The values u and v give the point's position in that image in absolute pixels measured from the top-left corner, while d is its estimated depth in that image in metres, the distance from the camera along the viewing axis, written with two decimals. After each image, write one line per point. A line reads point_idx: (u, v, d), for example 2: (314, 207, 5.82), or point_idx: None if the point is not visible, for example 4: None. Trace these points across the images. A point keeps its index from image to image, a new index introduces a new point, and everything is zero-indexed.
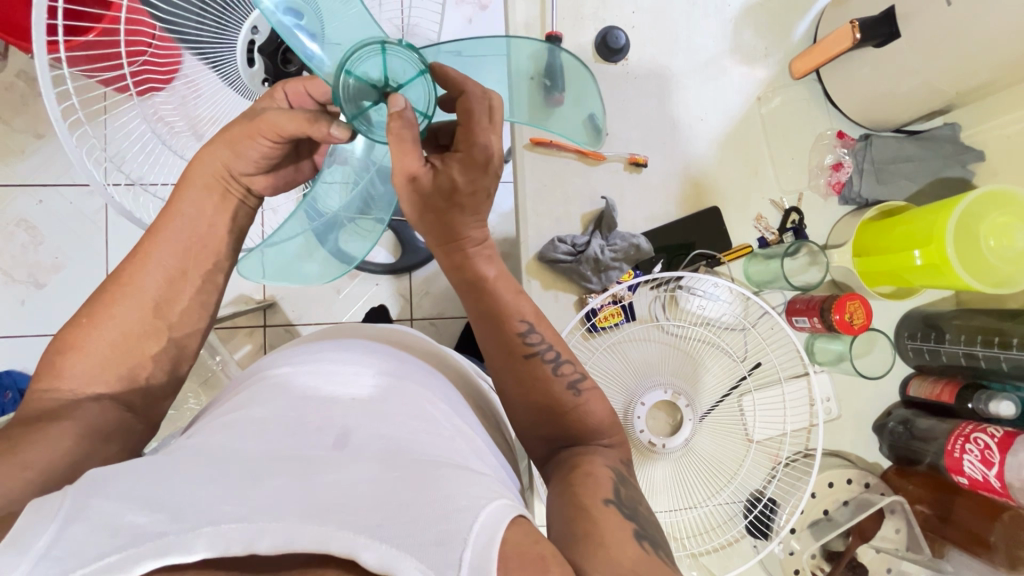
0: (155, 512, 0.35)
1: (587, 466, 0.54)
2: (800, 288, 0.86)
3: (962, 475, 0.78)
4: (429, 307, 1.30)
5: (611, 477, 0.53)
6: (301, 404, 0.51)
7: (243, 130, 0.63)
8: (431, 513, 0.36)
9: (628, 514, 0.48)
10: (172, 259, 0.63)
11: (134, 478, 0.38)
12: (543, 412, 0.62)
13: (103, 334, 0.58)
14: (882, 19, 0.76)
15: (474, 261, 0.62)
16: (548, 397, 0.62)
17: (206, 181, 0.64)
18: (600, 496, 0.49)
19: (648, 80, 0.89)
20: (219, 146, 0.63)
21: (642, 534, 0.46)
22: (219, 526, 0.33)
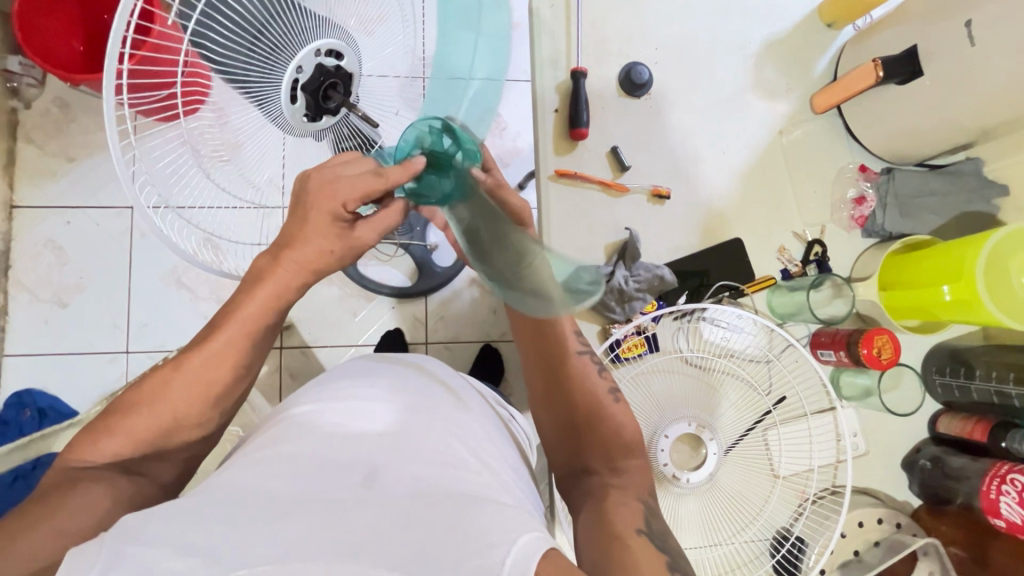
0: (189, 556, 0.35)
1: (615, 497, 0.56)
2: (824, 321, 0.87)
3: (999, 517, 0.75)
4: (443, 331, 1.31)
5: (641, 510, 0.54)
6: (327, 442, 0.50)
7: (329, 246, 0.63)
8: (463, 549, 0.36)
9: (660, 545, 0.50)
10: (246, 357, 0.64)
11: (168, 520, 0.38)
12: (582, 417, 0.63)
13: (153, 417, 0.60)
14: (904, 57, 0.77)
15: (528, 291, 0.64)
16: (591, 398, 0.64)
17: (290, 288, 0.64)
18: (634, 526, 0.52)
19: (670, 114, 0.90)
20: (303, 262, 0.63)
21: (675, 567, 0.48)
22: (253, 569, 0.34)
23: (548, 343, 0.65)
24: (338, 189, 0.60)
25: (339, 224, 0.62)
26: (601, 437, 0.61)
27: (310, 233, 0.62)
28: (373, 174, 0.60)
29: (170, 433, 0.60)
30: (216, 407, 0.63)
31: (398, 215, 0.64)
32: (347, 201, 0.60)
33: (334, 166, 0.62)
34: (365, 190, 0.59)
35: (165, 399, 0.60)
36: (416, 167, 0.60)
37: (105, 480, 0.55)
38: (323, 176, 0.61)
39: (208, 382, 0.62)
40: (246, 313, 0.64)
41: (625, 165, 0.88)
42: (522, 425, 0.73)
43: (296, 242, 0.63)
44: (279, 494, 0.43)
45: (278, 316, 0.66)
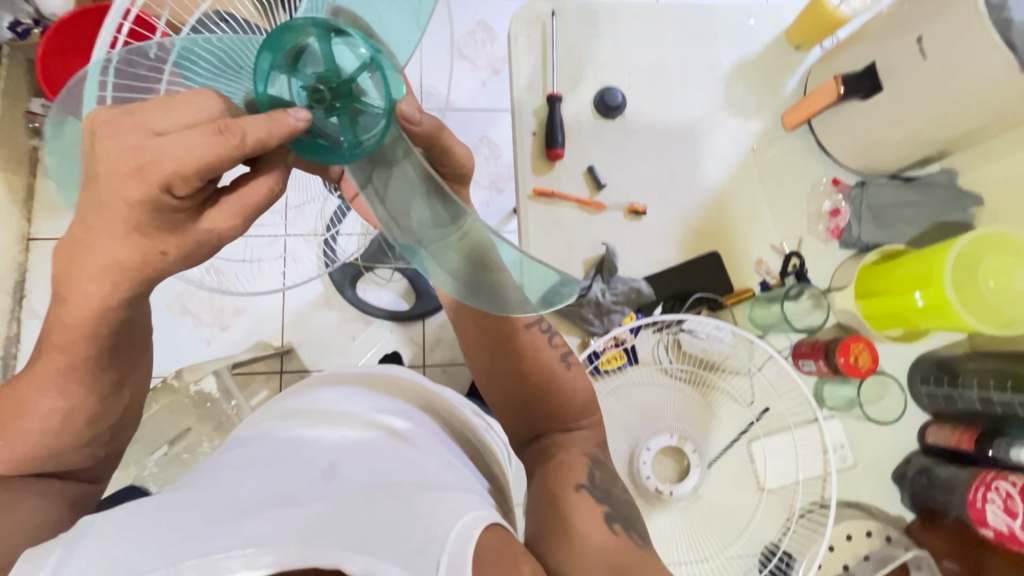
0: (142, 553, 0.36)
1: (561, 455, 0.57)
2: (804, 330, 0.89)
3: (987, 526, 0.74)
4: (441, 354, 1.26)
5: (585, 462, 0.56)
6: (290, 445, 0.52)
7: (153, 243, 0.44)
8: (413, 525, 0.38)
9: (600, 498, 0.53)
10: (104, 380, 0.56)
11: (128, 525, 0.39)
12: (539, 387, 0.61)
13: (46, 425, 0.54)
14: (864, 74, 0.81)
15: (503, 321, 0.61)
16: (542, 368, 0.62)
17: (107, 305, 0.48)
18: (572, 480, 0.54)
19: (646, 134, 0.94)
20: (115, 267, 0.45)
21: (613, 517, 0.51)
22: (207, 557, 0.35)
23: (515, 372, 0.61)
24: (155, 164, 0.39)
25: (164, 213, 0.42)
26: (559, 405, 0.61)
27: (107, 225, 0.43)
28: (211, 131, 0.38)
29: (54, 456, 0.56)
30: (92, 426, 0.57)
31: (274, 182, 0.45)
32: (173, 180, 0.40)
33: (147, 119, 0.40)
34: (203, 160, 0.38)
35: (23, 431, 0.54)
36: (296, 126, 0.40)
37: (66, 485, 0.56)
38: (132, 142, 0.40)
39: (64, 413, 0.55)
40: (77, 346, 0.52)
41: (601, 183, 0.91)
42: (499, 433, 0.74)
43: (93, 242, 0.44)
44: (236, 493, 0.43)
45: (115, 339, 0.53)
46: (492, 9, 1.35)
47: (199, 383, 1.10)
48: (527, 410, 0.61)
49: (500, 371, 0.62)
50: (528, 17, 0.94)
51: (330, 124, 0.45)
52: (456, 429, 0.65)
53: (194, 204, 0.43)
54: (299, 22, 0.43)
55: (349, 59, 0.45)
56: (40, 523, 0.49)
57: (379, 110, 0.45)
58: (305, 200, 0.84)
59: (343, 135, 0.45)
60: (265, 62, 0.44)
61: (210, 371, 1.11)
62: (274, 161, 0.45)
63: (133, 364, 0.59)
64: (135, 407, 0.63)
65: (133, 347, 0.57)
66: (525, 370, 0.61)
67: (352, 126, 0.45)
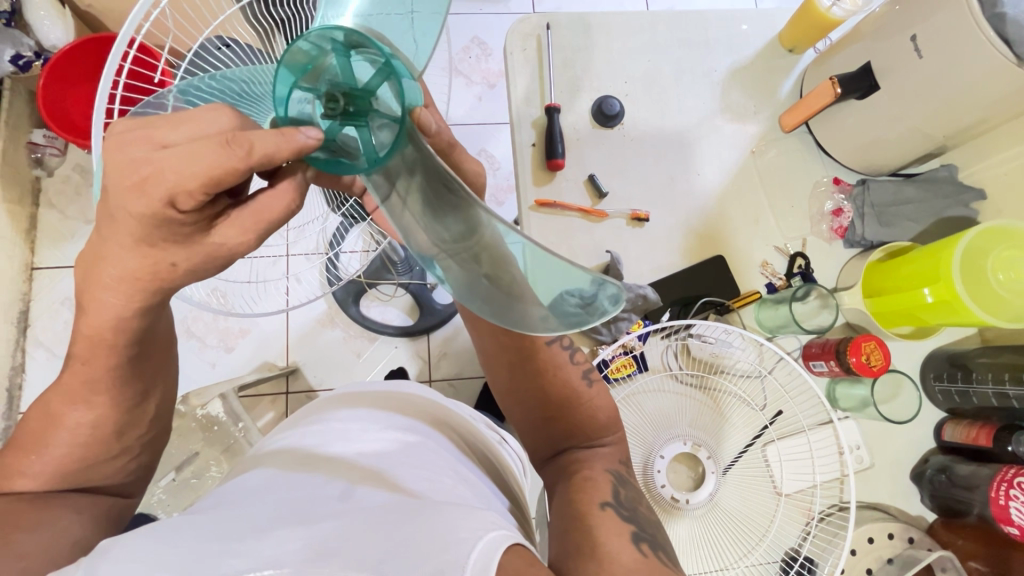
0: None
1: (585, 471, 0.56)
2: (813, 332, 0.86)
3: (1012, 525, 0.72)
4: (448, 368, 1.25)
5: (609, 480, 0.55)
6: (306, 467, 0.51)
7: (162, 255, 0.44)
8: (432, 541, 0.36)
9: (626, 516, 0.50)
10: (129, 391, 0.56)
11: (137, 541, 0.37)
12: (560, 404, 0.61)
13: (75, 430, 0.54)
14: (859, 74, 0.81)
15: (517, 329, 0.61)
16: (564, 386, 0.61)
17: (125, 314, 0.49)
18: (598, 500, 0.52)
19: (645, 140, 0.94)
20: (130, 277, 0.46)
21: (641, 536, 0.49)
22: None
23: (532, 381, 0.61)
24: (156, 177, 0.39)
25: (171, 227, 0.42)
26: (581, 422, 0.60)
27: (122, 237, 0.43)
28: (219, 143, 0.38)
29: (87, 469, 0.55)
30: (122, 437, 0.57)
31: (290, 198, 0.45)
32: (175, 194, 0.39)
33: (154, 130, 0.40)
34: (207, 173, 0.38)
35: (52, 446, 0.53)
36: (306, 143, 0.40)
37: (93, 495, 0.55)
38: (136, 153, 0.40)
39: (94, 423, 0.54)
40: (98, 355, 0.52)
41: (602, 191, 0.91)
42: (513, 447, 0.74)
43: (107, 255, 0.45)
44: (255, 515, 0.42)
45: (137, 347, 0.53)
46: (484, 26, 1.37)
47: (207, 407, 1.07)
48: (549, 426, 0.61)
49: (521, 386, 0.62)
50: (522, 30, 0.95)
51: (347, 137, 0.45)
52: (472, 446, 0.65)
53: (203, 218, 0.43)
54: (316, 39, 0.44)
55: (364, 68, 0.44)
56: (69, 541, 0.46)
57: (393, 115, 0.43)
58: (305, 222, 0.83)
59: (360, 144, 0.45)
60: (288, 83, 0.46)
61: (217, 395, 1.07)
62: (291, 173, 0.45)
63: (154, 374, 0.58)
64: (165, 417, 0.62)
65: (153, 355, 0.57)
66: (543, 377, 0.61)
67: (367, 136, 0.44)
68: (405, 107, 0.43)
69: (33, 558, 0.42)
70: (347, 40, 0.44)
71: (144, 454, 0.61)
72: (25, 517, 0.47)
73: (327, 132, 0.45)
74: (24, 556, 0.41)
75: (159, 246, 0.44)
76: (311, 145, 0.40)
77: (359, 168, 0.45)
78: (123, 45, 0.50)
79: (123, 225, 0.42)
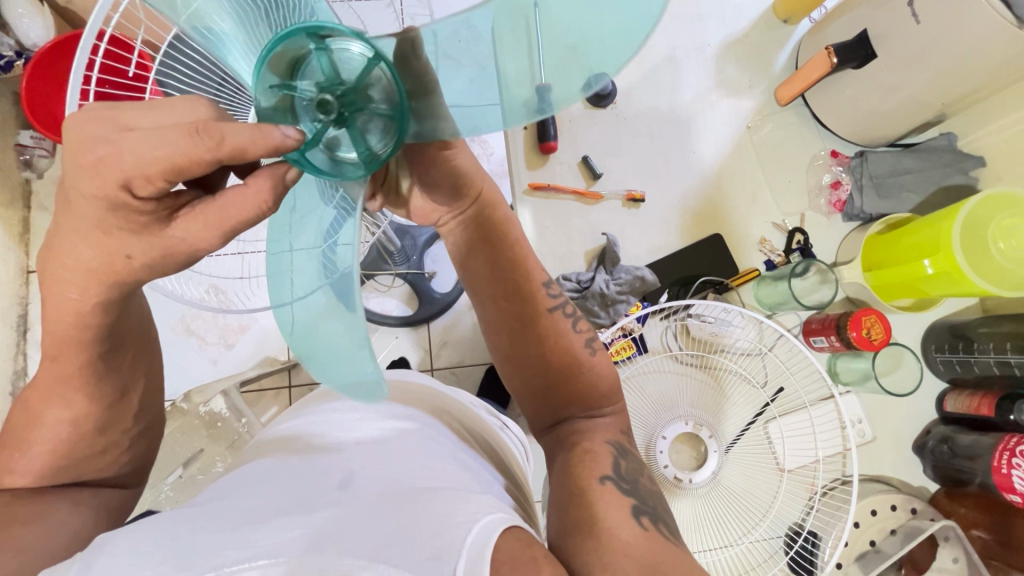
0: (158, 567, 0.32)
1: (584, 443, 0.55)
2: (814, 307, 0.85)
3: (1013, 493, 0.71)
4: (449, 356, 1.18)
5: (609, 452, 0.54)
6: (304, 457, 0.51)
7: (117, 246, 0.41)
8: (426, 528, 0.35)
9: (627, 489, 0.50)
10: (109, 385, 0.53)
11: (127, 536, 0.36)
12: (561, 372, 0.60)
13: (57, 426, 0.51)
14: (855, 43, 0.78)
15: (521, 296, 0.62)
16: (567, 354, 0.61)
17: (84, 307, 0.45)
18: (598, 473, 0.51)
19: (637, 120, 0.95)
20: (91, 271, 0.42)
21: (641, 509, 0.48)
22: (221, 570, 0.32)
23: (535, 349, 0.61)
24: (112, 159, 0.36)
25: (127, 214, 0.39)
26: (582, 390, 0.60)
27: (83, 222, 0.40)
28: (187, 131, 0.35)
29: (76, 465, 0.53)
30: (106, 432, 0.54)
31: (260, 200, 0.39)
32: (131, 177, 0.36)
33: (115, 110, 0.37)
34: (167, 155, 0.35)
35: (37, 441, 0.51)
36: (283, 142, 0.36)
37: (90, 489, 0.53)
38: (88, 128, 0.37)
39: (73, 421, 0.52)
40: (66, 353, 0.48)
41: (596, 173, 0.92)
42: (516, 432, 0.73)
43: (64, 245, 0.41)
44: (247, 507, 0.41)
45: (109, 342, 0.50)
46: None
47: (208, 403, 1.02)
48: (549, 396, 0.60)
49: (522, 354, 0.61)
50: None
51: (361, 122, 0.45)
52: (471, 431, 0.64)
53: (162, 209, 0.39)
54: (265, 96, 0.43)
55: (311, 66, 0.44)
56: (66, 535, 0.45)
57: (369, 64, 0.43)
58: None
59: (381, 121, 0.45)
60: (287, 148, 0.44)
61: (217, 390, 1.03)
62: (269, 172, 0.39)
63: (135, 366, 0.55)
64: (153, 409, 0.60)
65: (130, 347, 0.54)
66: (547, 345, 0.61)
67: (375, 104, 0.44)
68: (364, 48, 0.42)
69: (22, 563, 0.40)
70: (277, 64, 0.43)
71: (139, 444, 0.58)
72: (20, 511, 0.46)
73: (355, 142, 0.45)
74: (23, 550, 0.41)
75: (98, 227, 0.40)
76: (289, 146, 0.36)
77: (405, 129, 0.46)
78: (92, 38, 0.48)
79: (73, 207, 0.39)
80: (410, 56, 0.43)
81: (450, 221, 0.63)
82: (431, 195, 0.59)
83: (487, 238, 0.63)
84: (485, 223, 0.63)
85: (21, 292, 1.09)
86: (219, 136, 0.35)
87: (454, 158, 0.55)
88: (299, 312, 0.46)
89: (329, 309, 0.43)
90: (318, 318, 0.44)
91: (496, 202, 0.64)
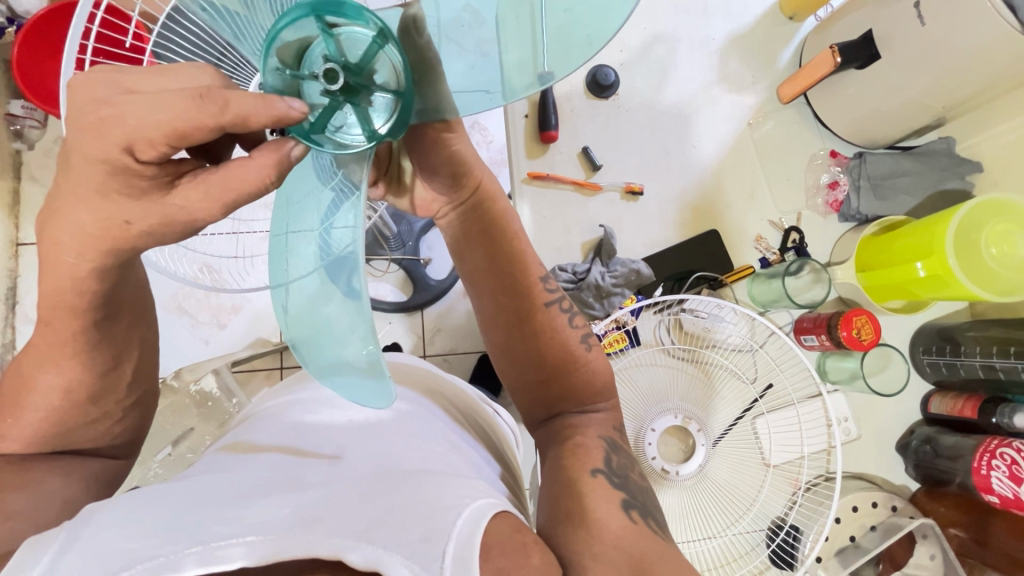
0: (148, 535, 0.32)
1: (577, 437, 0.55)
2: (806, 306, 0.86)
3: (992, 493, 0.73)
4: (441, 342, 1.18)
5: (601, 446, 0.54)
6: (298, 436, 0.50)
7: (117, 211, 0.40)
8: (416, 510, 0.35)
9: (617, 482, 0.51)
10: (101, 354, 0.52)
11: (119, 509, 0.36)
12: (554, 368, 0.60)
13: (46, 394, 0.51)
14: (861, 43, 0.77)
15: (518, 291, 0.62)
16: (561, 349, 0.61)
17: (79, 273, 0.45)
18: (589, 466, 0.52)
19: (639, 112, 0.94)
20: (87, 236, 0.42)
21: (631, 503, 0.49)
22: (207, 545, 0.31)
23: (532, 343, 0.61)
24: (116, 120, 0.36)
25: (129, 178, 0.38)
26: (576, 386, 0.60)
27: (82, 185, 0.39)
28: (191, 95, 0.34)
29: (66, 436, 0.53)
30: (97, 403, 0.54)
31: (265, 174, 0.39)
32: (136, 141, 0.36)
33: (123, 75, 0.37)
34: (173, 124, 0.35)
35: (28, 410, 0.51)
36: (289, 113, 0.35)
37: (80, 460, 0.53)
38: (99, 95, 0.36)
39: (66, 389, 0.51)
40: (62, 324, 0.48)
41: (596, 164, 0.92)
42: (508, 419, 0.74)
43: (61, 209, 0.41)
44: (240, 484, 0.41)
45: (103, 310, 0.49)
46: None
47: (200, 382, 1.02)
48: (542, 389, 0.61)
49: (517, 348, 0.62)
50: None
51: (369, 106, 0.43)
52: (465, 415, 0.65)
53: (165, 175, 0.39)
54: (269, 80, 0.40)
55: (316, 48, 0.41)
56: (58, 506, 0.45)
57: (374, 45, 0.40)
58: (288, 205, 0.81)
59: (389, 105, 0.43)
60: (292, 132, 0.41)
61: (209, 369, 1.02)
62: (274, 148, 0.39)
63: (130, 337, 0.54)
64: (147, 384, 0.59)
65: (122, 321, 0.53)
66: (543, 339, 0.61)
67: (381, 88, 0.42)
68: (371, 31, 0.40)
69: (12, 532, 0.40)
70: (283, 45, 0.40)
71: (131, 418, 0.58)
72: (10, 480, 0.46)
73: (364, 126, 0.43)
74: (12, 519, 0.41)
75: (98, 191, 0.39)
76: (295, 116, 0.36)
77: (410, 108, 0.44)
78: (89, 7, 0.47)
79: (73, 170, 0.39)
80: (412, 32, 0.42)
81: (450, 213, 0.63)
82: (431, 182, 0.58)
83: (487, 230, 0.62)
84: (485, 214, 0.62)
85: (10, 262, 1.07)
86: (226, 101, 0.34)
87: (454, 145, 0.55)
88: (293, 298, 0.45)
89: (324, 293, 0.43)
90: (315, 303, 0.43)
91: (495, 193, 0.63)
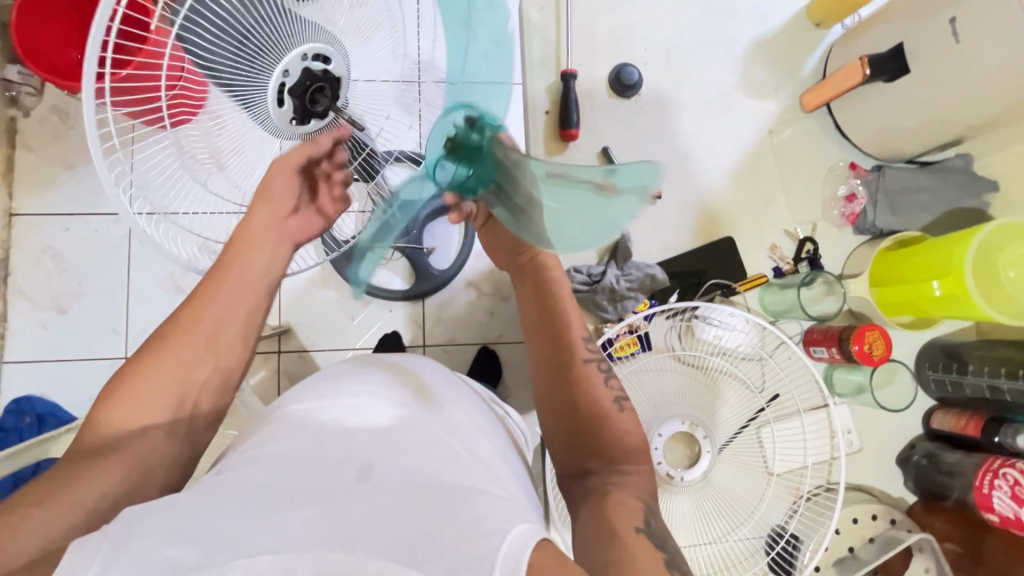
0: (190, 546, 0.32)
1: (597, 445, 0.55)
2: (816, 318, 0.86)
3: (993, 512, 0.74)
4: (442, 332, 1.16)
5: (622, 455, 0.55)
6: (321, 437, 0.49)
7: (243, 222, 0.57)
8: (459, 535, 0.34)
9: (640, 494, 0.51)
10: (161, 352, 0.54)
11: (154, 513, 0.35)
12: (589, 421, 0.57)
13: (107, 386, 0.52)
14: (891, 55, 0.76)
15: (570, 347, 0.61)
16: (596, 404, 0.58)
17: None
18: (612, 477, 0.52)
19: (660, 113, 0.93)
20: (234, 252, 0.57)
21: (654, 515, 0.49)
22: (252, 558, 0.31)
23: (573, 392, 0.59)
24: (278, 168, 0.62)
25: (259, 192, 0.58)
26: (608, 441, 0.55)
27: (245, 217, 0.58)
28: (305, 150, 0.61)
29: None
30: None
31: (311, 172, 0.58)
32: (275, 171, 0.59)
33: None
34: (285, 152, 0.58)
35: None
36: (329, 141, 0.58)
37: None
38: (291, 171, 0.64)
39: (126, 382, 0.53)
40: None
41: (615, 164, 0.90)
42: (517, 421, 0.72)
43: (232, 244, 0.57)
44: (270, 490, 0.40)
45: None
46: None
47: None
48: (577, 437, 0.56)
49: (558, 392, 0.59)
50: None
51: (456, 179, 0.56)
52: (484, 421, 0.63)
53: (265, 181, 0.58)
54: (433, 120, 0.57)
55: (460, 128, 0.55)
56: None
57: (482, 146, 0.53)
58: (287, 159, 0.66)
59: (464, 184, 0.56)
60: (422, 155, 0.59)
61: None
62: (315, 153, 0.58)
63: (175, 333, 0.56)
64: None
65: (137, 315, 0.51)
66: (584, 392, 0.58)
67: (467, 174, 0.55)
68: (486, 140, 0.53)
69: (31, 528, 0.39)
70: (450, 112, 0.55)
71: None
72: None
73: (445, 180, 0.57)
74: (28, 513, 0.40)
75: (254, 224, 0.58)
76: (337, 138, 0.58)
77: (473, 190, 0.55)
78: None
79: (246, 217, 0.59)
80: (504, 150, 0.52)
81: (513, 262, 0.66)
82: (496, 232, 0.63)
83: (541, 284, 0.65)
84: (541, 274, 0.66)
85: None
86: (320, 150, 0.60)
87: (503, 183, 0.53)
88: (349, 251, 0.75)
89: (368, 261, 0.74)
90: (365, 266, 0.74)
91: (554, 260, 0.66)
